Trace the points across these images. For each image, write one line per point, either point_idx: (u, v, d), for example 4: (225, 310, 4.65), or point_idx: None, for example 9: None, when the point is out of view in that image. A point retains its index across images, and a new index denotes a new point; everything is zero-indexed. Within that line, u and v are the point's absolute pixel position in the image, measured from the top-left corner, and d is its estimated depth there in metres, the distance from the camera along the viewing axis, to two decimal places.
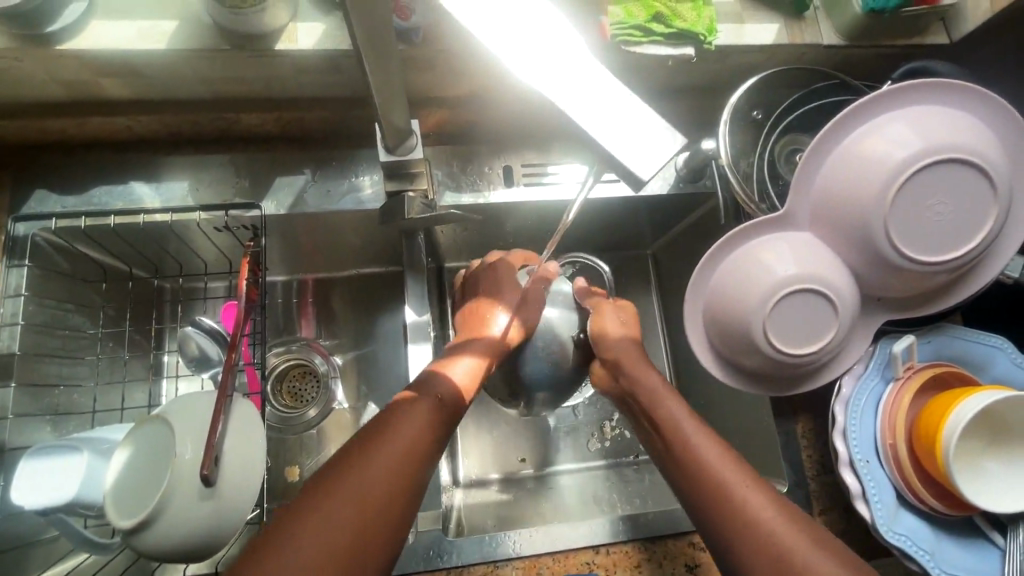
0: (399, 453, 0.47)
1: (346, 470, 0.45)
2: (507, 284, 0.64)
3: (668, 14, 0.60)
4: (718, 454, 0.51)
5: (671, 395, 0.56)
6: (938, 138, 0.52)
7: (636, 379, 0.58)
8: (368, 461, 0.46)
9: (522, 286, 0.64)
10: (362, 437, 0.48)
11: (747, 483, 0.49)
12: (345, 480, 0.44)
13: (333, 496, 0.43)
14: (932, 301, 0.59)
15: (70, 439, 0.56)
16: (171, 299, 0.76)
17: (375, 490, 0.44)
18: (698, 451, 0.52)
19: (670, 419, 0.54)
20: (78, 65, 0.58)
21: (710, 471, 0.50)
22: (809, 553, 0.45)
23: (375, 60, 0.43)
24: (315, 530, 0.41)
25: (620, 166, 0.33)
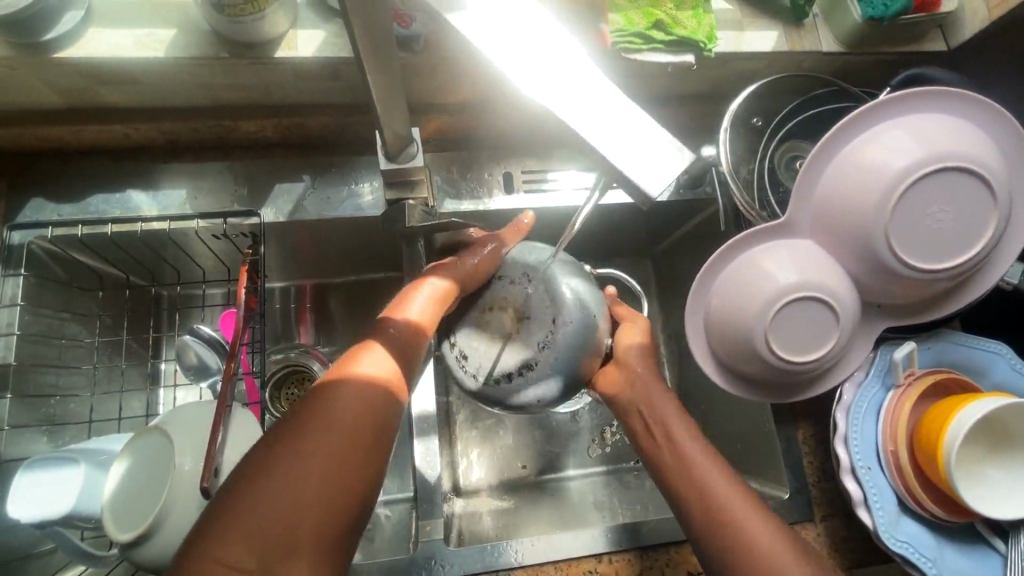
0: (359, 410, 0.43)
1: (305, 424, 0.42)
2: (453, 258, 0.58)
3: (668, 22, 0.61)
4: (714, 468, 0.52)
5: (673, 406, 0.57)
6: (937, 147, 0.53)
7: (644, 393, 0.57)
8: (335, 416, 0.42)
9: (475, 260, 0.58)
10: (314, 392, 0.44)
11: (737, 496, 0.50)
12: (311, 438, 0.41)
13: (299, 457, 0.40)
14: (931, 308, 0.59)
15: (67, 450, 0.55)
16: (168, 308, 0.75)
17: (342, 453, 0.42)
18: (695, 463, 0.52)
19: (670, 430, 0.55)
20: (75, 73, 0.58)
21: (703, 483, 0.51)
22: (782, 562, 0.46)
23: (376, 68, 0.43)
24: (280, 491, 0.39)
25: (626, 179, 0.32)
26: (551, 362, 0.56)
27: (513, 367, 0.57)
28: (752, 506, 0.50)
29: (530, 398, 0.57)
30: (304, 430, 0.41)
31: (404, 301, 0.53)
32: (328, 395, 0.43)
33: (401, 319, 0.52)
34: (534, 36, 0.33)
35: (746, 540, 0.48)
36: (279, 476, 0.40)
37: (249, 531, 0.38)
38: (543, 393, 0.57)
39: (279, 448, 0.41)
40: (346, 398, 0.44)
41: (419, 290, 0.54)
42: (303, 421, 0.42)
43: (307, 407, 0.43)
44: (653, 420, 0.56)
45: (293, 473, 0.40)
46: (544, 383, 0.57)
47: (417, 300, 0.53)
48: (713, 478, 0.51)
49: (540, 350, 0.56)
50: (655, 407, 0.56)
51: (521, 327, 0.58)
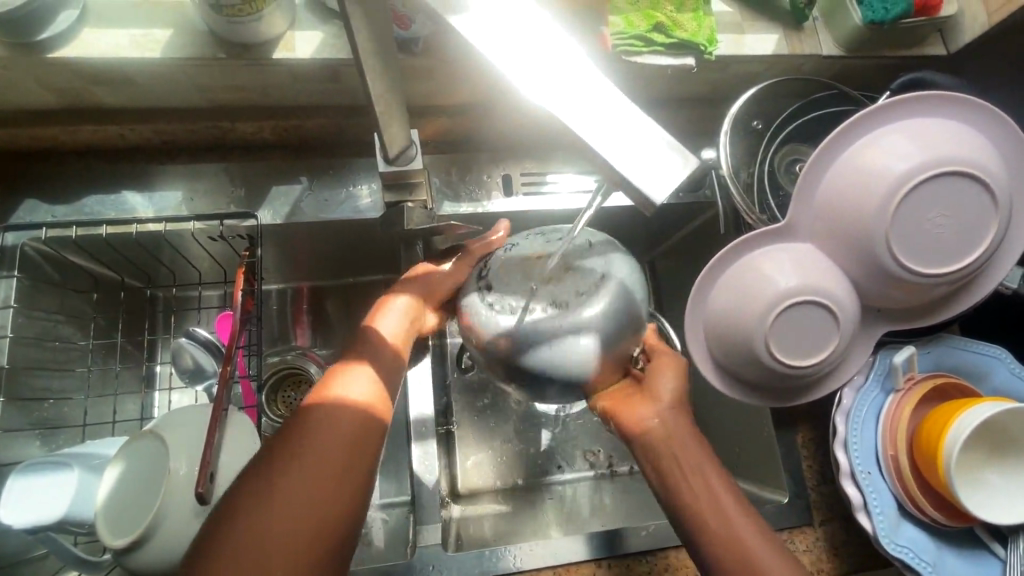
0: (348, 431, 0.45)
1: (290, 448, 0.44)
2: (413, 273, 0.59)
3: (669, 25, 0.60)
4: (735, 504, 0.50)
5: (694, 440, 0.54)
6: (938, 151, 0.53)
7: (670, 429, 0.54)
8: (326, 437, 0.45)
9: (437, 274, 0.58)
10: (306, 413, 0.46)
11: (758, 532, 0.49)
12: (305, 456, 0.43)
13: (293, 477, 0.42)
14: (931, 312, 0.59)
15: (60, 454, 0.54)
16: (164, 310, 0.74)
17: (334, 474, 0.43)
18: (701, 474, 0.52)
19: (693, 467, 0.52)
20: (69, 73, 0.57)
21: (728, 522, 0.50)
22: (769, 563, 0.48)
23: (375, 70, 0.42)
24: (275, 509, 0.41)
25: (628, 184, 0.32)
26: (574, 318, 0.49)
27: (534, 317, 0.49)
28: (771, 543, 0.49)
29: (548, 358, 0.49)
30: (301, 450, 0.44)
31: (378, 317, 0.55)
32: (318, 415, 0.45)
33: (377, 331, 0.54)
34: (535, 38, 0.33)
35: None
36: (274, 494, 0.41)
37: (240, 551, 0.39)
38: (564, 354, 0.49)
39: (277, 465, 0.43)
40: (331, 420, 0.45)
41: (391, 304, 0.56)
42: (297, 440, 0.44)
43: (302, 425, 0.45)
44: (674, 458, 0.52)
45: (286, 491, 0.42)
46: (567, 342, 0.48)
47: (389, 315, 0.55)
48: (734, 511, 0.50)
49: (571, 303, 0.49)
50: (682, 445, 0.53)
51: (562, 275, 0.50)
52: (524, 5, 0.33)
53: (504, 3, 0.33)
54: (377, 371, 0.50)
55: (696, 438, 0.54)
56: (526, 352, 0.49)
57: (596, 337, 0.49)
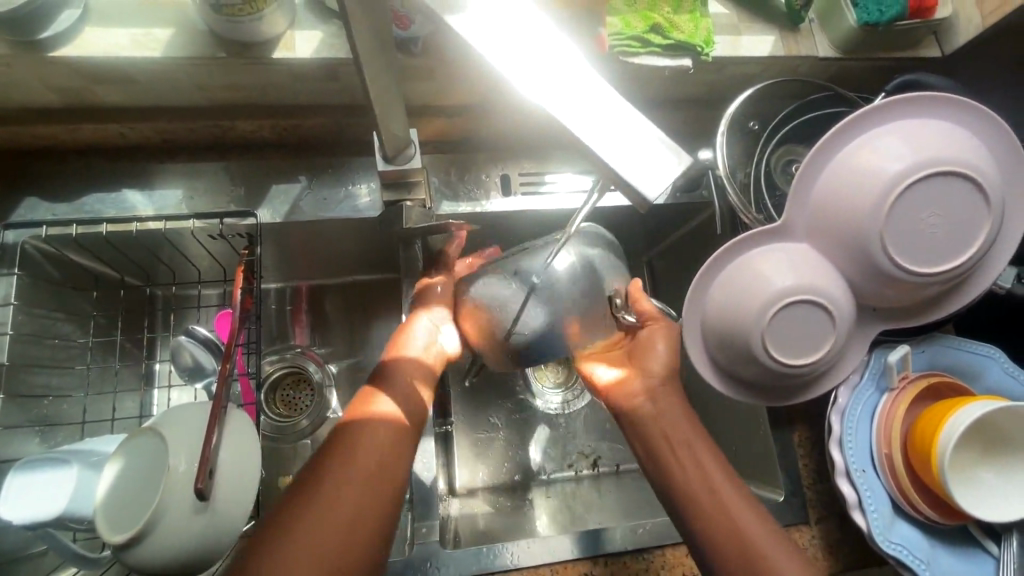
0: (386, 444, 0.52)
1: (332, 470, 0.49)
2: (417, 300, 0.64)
3: (666, 26, 0.61)
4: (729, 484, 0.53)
5: (691, 426, 0.56)
6: (932, 151, 0.53)
7: (666, 414, 0.57)
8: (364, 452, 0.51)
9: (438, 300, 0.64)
10: (346, 428, 0.52)
11: (750, 509, 0.52)
12: (346, 471, 0.49)
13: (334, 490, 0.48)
14: (925, 311, 0.60)
15: (60, 451, 0.55)
16: (163, 308, 0.75)
17: (371, 485, 0.50)
18: (702, 463, 0.54)
19: (691, 453, 0.54)
20: (71, 71, 0.57)
21: (722, 502, 0.52)
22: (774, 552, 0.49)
23: (374, 69, 0.43)
24: (319, 519, 0.47)
25: (624, 182, 0.32)
26: (556, 281, 0.60)
27: (523, 282, 0.60)
28: (763, 520, 0.51)
29: (540, 319, 0.59)
30: (341, 465, 0.50)
31: (404, 339, 0.61)
32: (361, 428, 0.52)
33: (407, 353, 0.60)
34: (532, 39, 0.33)
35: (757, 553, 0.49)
36: (318, 506, 0.47)
37: (288, 560, 0.45)
38: (551, 313, 0.60)
39: (319, 479, 0.49)
40: (372, 433, 0.52)
41: (414, 326, 0.62)
42: (339, 456, 0.50)
43: (344, 440, 0.51)
44: (670, 443, 0.55)
45: (330, 503, 0.48)
46: (554, 300, 0.60)
47: (417, 336, 0.61)
48: (737, 502, 0.52)
49: (551, 269, 0.60)
50: (679, 431, 0.56)
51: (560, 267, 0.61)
52: (521, 6, 0.34)
53: (501, 3, 0.34)
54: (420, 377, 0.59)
55: (691, 423, 0.57)
56: (519, 316, 0.59)
57: (575, 297, 0.61)
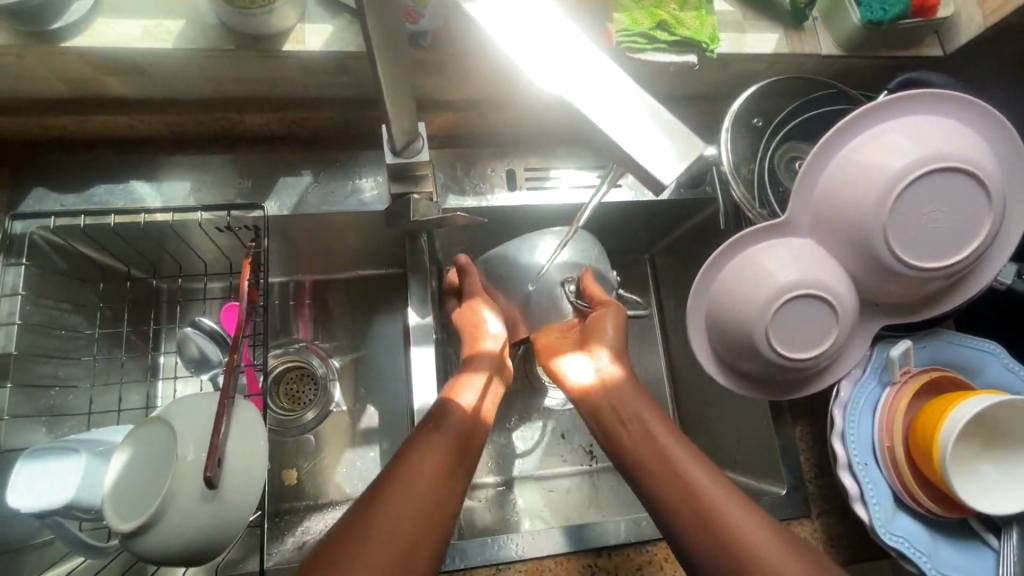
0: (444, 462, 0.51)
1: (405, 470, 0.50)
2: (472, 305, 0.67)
3: (672, 23, 0.61)
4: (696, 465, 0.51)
5: (654, 413, 0.56)
6: (934, 148, 0.54)
7: (626, 403, 0.56)
8: (423, 469, 0.50)
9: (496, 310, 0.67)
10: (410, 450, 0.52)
11: (722, 489, 0.49)
12: (406, 490, 0.48)
13: (395, 506, 0.47)
14: (926, 307, 0.60)
15: (67, 441, 0.55)
16: (169, 301, 0.75)
17: (433, 499, 0.49)
18: (668, 448, 0.52)
19: (654, 441, 0.53)
20: (82, 62, 0.57)
21: (688, 482, 0.50)
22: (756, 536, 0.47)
23: (387, 61, 0.43)
24: (383, 539, 0.45)
25: (639, 167, 0.32)
26: (547, 290, 0.68)
27: (519, 296, 0.68)
28: (737, 498, 0.49)
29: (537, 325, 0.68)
30: (401, 485, 0.49)
31: (476, 341, 0.64)
32: (424, 448, 0.52)
33: (481, 354, 0.63)
34: (547, 30, 0.34)
35: (733, 532, 0.47)
36: (381, 523, 0.46)
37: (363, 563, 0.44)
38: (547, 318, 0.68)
39: (377, 501, 0.47)
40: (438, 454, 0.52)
41: (486, 331, 0.65)
42: (402, 476, 0.49)
43: (405, 466, 0.50)
44: (636, 434, 0.54)
45: (391, 521, 0.46)
46: (546, 307, 0.68)
47: (490, 339, 0.65)
48: (711, 487, 0.49)
49: (544, 281, 0.68)
50: (644, 422, 0.55)
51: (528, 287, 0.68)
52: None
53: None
54: (495, 379, 0.62)
55: (655, 413, 0.56)
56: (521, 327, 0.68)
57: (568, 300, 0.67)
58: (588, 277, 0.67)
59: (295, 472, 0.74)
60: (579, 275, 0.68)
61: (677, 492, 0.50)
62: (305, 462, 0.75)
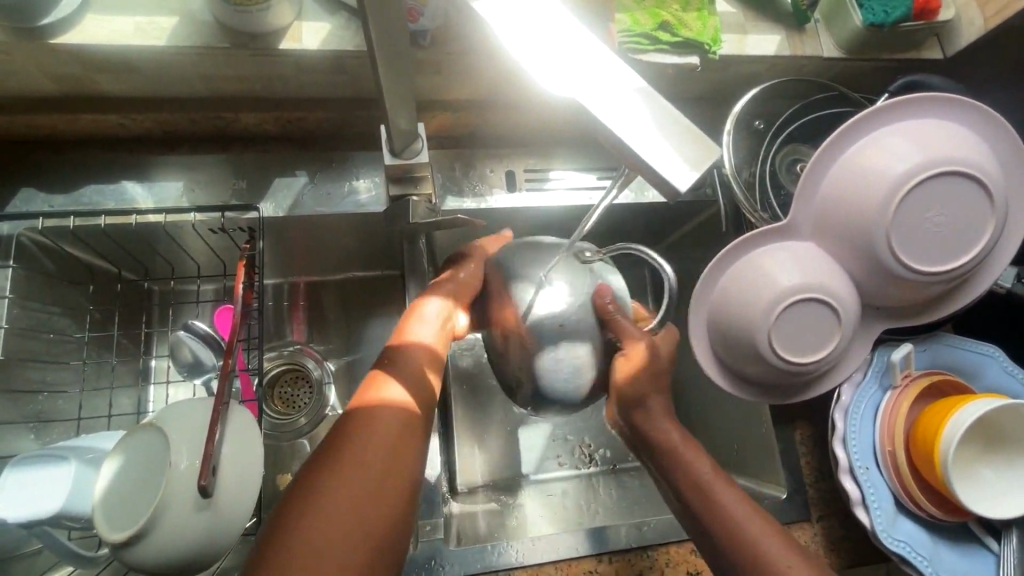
0: (389, 432, 0.49)
1: (358, 437, 0.48)
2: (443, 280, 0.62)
3: (675, 23, 0.61)
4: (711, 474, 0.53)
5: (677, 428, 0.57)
6: (937, 151, 0.54)
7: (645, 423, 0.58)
8: (364, 446, 0.47)
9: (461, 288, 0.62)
10: (348, 419, 0.49)
11: (731, 490, 0.52)
12: (355, 455, 0.47)
13: (335, 483, 0.45)
14: (927, 310, 0.60)
15: (55, 449, 0.54)
16: (160, 304, 0.74)
17: (388, 458, 0.47)
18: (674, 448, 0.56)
19: (672, 453, 0.55)
20: (71, 59, 0.56)
21: (692, 478, 0.53)
22: (751, 525, 0.50)
23: (387, 62, 0.42)
24: (322, 523, 0.43)
25: (650, 172, 0.32)
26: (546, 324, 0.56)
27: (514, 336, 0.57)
28: (743, 501, 0.52)
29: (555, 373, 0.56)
30: (334, 467, 0.46)
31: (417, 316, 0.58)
32: (362, 415, 0.49)
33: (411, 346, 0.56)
34: (552, 33, 0.33)
35: (748, 537, 0.49)
36: (332, 489, 0.45)
37: (314, 526, 0.43)
38: (565, 364, 0.57)
39: (330, 467, 0.46)
40: (386, 415, 0.50)
41: (424, 304, 0.59)
42: (342, 446, 0.47)
43: (343, 437, 0.48)
44: (662, 448, 0.56)
45: (325, 505, 0.44)
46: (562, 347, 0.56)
47: (424, 331, 0.57)
48: (715, 482, 0.53)
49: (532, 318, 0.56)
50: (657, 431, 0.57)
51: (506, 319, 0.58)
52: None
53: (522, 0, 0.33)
54: (427, 367, 0.55)
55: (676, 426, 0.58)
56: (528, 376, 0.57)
57: (585, 336, 0.57)
58: (604, 295, 0.58)
59: (290, 477, 0.73)
60: (593, 306, 0.58)
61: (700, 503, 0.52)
62: (300, 467, 0.74)
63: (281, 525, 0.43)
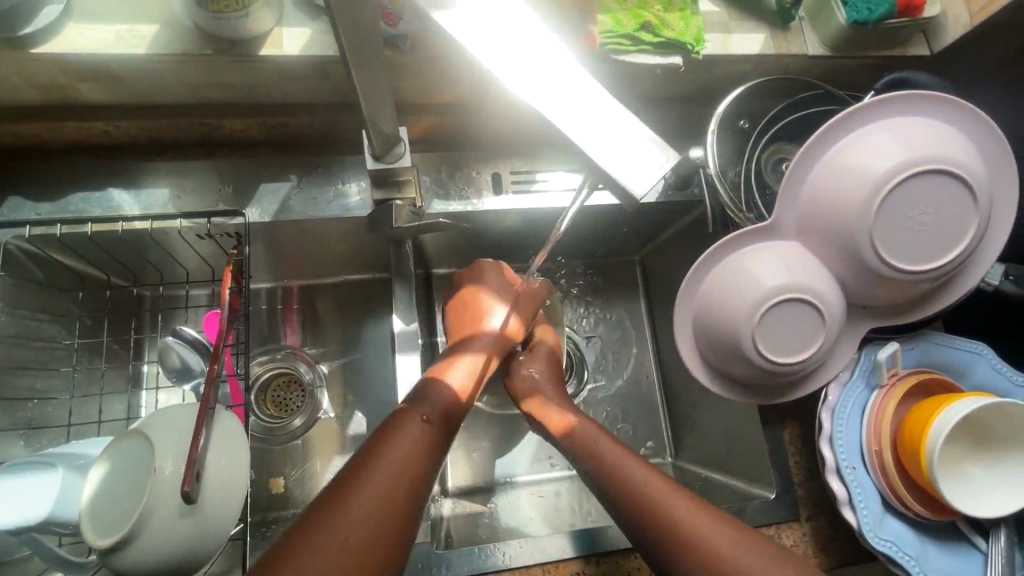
0: (418, 447, 0.51)
1: (399, 426, 0.53)
2: (501, 285, 0.69)
3: (656, 24, 0.61)
4: (650, 476, 0.54)
5: (605, 434, 0.59)
6: (921, 149, 0.53)
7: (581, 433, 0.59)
8: (410, 432, 0.52)
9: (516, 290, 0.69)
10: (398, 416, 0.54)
11: (676, 492, 0.52)
12: (398, 441, 0.51)
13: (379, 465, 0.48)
14: (914, 308, 0.60)
15: (43, 456, 0.54)
16: (150, 309, 0.74)
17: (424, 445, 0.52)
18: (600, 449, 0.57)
19: (600, 459, 0.56)
20: (54, 68, 0.56)
21: (617, 475, 0.54)
22: (696, 525, 0.49)
23: (361, 67, 0.42)
24: (351, 525, 0.44)
25: (612, 181, 0.33)
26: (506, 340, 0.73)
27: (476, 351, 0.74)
28: (690, 502, 0.51)
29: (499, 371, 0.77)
30: (363, 466, 0.48)
31: (481, 318, 0.67)
32: (404, 422, 0.53)
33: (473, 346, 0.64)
34: (516, 34, 0.34)
35: (702, 545, 0.48)
36: (378, 468, 0.48)
37: (357, 500, 0.45)
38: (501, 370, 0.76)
39: (374, 453, 0.49)
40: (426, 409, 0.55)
41: (490, 308, 0.67)
42: (386, 435, 0.52)
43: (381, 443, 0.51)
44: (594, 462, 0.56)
45: (352, 514, 0.44)
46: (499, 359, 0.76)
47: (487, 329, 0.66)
48: (654, 480, 0.53)
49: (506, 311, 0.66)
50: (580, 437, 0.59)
51: None
52: (513, 7, 0.34)
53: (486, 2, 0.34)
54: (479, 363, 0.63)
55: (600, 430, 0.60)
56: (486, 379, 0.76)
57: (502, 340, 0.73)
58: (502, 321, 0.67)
59: (282, 480, 0.74)
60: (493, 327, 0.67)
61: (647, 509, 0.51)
62: (292, 470, 0.74)
63: (328, 498, 0.45)
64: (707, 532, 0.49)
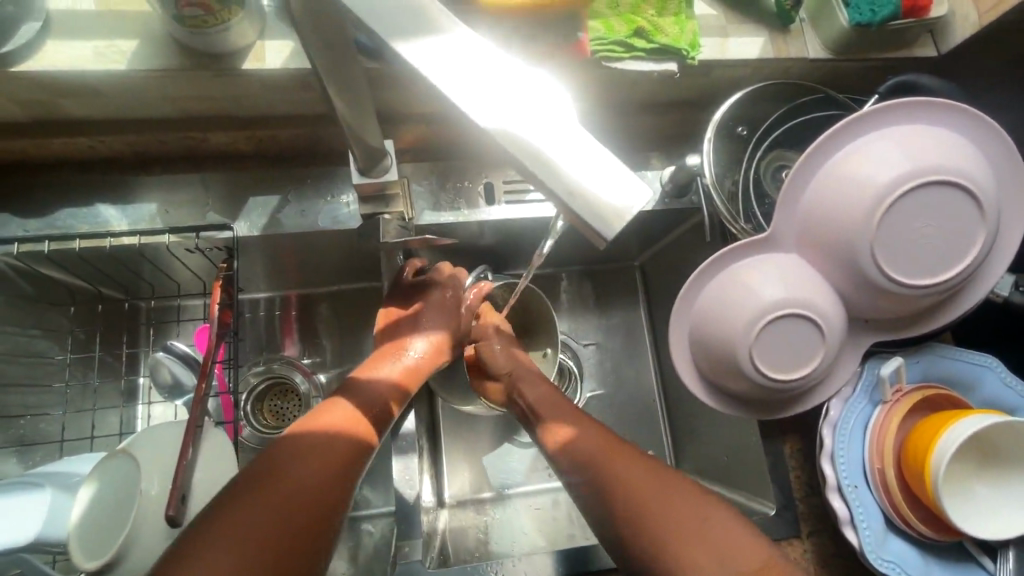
0: (345, 435, 0.50)
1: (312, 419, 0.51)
2: (431, 306, 0.63)
3: (650, 29, 0.59)
4: (619, 464, 0.54)
5: (597, 431, 0.58)
6: (925, 159, 0.51)
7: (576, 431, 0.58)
8: (335, 417, 0.51)
9: (448, 312, 0.63)
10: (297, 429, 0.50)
11: (653, 483, 0.53)
12: (322, 427, 0.50)
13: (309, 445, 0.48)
14: (919, 322, 0.58)
15: (33, 475, 0.54)
16: (146, 322, 0.73)
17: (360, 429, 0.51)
18: (580, 447, 0.56)
19: (583, 456, 0.55)
20: (36, 85, 0.56)
21: (609, 474, 0.54)
22: (665, 519, 0.50)
23: (338, 84, 0.41)
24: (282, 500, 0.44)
25: (581, 220, 0.31)
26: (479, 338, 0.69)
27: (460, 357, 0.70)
28: (663, 492, 0.52)
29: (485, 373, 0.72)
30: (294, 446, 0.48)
31: (395, 349, 0.60)
32: (332, 414, 0.51)
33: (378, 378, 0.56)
34: (482, 66, 0.32)
35: (671, 541, 0.49)
36: (305, 448, 0.48)
37: (294, 479, 0.45)
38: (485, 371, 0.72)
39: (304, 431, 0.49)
40: (332, 416, 0.51)
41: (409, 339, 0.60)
42: (302, 424, 0.50)
43: (309, 418, 0.51)
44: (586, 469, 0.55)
45: (292, 489, 0.45)
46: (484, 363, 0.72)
47: (400, 361, 0.59)
48: (635, 475, 0.53)
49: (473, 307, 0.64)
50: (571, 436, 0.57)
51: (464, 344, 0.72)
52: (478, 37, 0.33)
53: (449, 35, 0.32)
54: (381, 400, 0.55)
55: (591, 424, 0.59)
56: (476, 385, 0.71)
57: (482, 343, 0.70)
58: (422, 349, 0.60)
59: None
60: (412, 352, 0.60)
61: (606, 508, 0.53)
62: None
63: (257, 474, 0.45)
64: (675, 525, 0.50)
